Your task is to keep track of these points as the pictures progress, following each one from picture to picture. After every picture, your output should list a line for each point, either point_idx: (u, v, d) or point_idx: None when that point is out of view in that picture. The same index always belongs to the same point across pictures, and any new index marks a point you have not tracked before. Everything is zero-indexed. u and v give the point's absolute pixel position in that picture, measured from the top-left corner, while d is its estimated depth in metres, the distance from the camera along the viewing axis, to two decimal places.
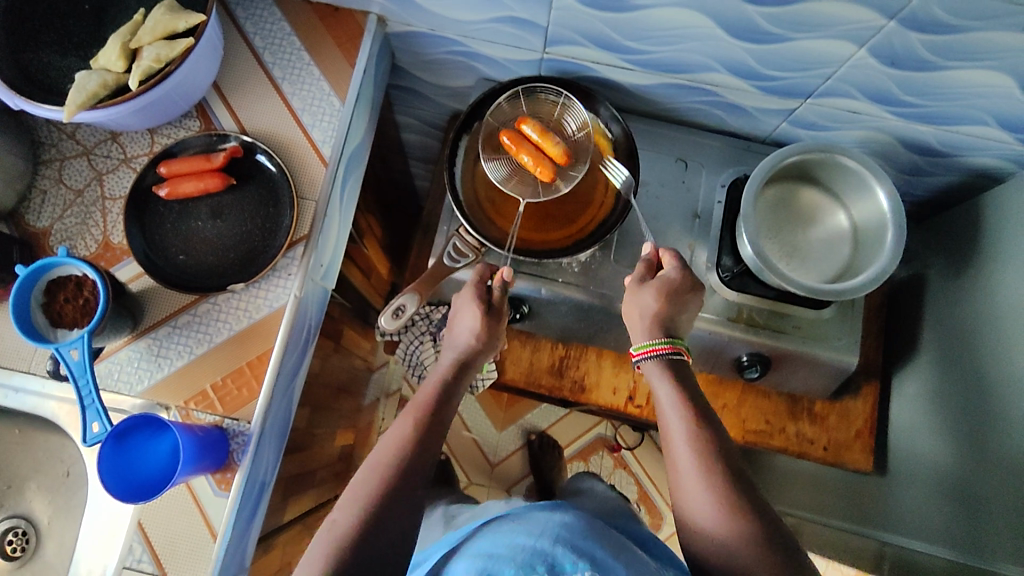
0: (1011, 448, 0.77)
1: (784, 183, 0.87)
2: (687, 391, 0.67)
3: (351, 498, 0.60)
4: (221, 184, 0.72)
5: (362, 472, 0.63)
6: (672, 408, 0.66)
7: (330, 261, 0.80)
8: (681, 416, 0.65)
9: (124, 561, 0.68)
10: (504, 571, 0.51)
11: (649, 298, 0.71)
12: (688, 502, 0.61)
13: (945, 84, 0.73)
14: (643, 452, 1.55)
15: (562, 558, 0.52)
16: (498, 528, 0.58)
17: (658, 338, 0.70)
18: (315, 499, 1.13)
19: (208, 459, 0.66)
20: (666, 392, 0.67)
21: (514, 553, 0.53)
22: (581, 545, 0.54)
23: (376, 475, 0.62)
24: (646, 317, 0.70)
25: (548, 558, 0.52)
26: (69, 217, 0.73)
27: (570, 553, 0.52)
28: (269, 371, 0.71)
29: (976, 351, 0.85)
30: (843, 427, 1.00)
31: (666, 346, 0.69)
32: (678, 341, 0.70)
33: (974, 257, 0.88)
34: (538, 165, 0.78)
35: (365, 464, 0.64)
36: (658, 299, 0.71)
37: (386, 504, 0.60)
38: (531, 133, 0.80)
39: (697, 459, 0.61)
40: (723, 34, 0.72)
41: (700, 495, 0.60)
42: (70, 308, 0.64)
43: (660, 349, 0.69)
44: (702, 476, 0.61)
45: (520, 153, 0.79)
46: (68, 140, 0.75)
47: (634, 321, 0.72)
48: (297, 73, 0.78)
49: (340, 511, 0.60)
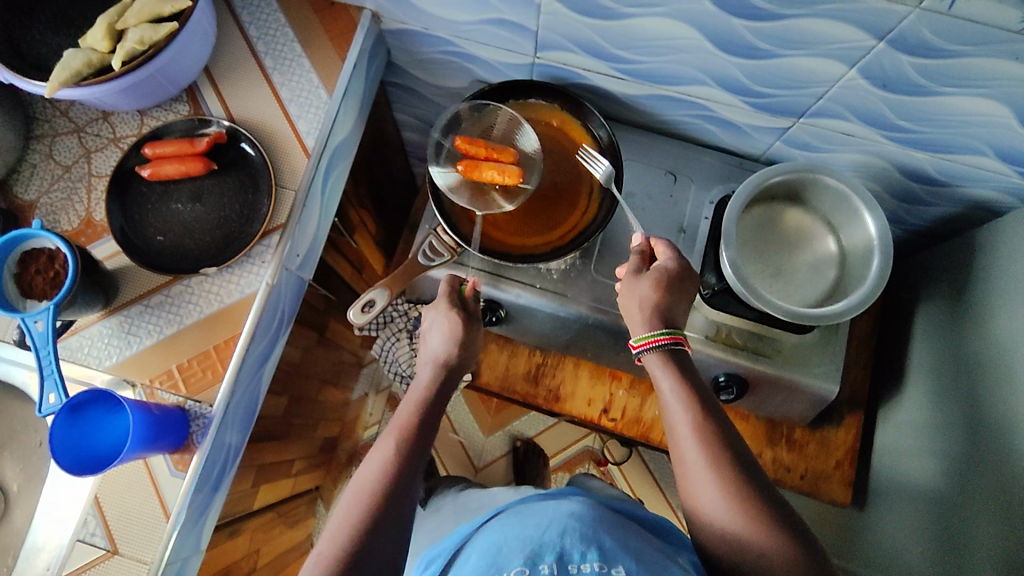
0: (991, 492, 0.74)
1: (771, 203, 0.85)
2: (687, 381, 0.64)
3: (337, 527, 0.56)
4: (202, 168, 0.73)
5: (346, 501, 0.59)
6: (676, 400, 0.63)
7: (308, 252, 0.80)
8: (687, 409, 0.62)
9: (78, 534, 0.69)
10: (511, 563, 0.52)
11: (646, 288, 0.69)
12: (697, 495, 0.59)
13: (940, 110, 0.71)
14: (631, 468, 1.52)
15: (570, 548, 0.52)
16: (507, 519, 0.58)
17: (658, 329, 0.67)
18: (292, 489, 1.13)
19: (167, 438, 0.67)
20: (668, 384, 0.65)
21: (523, 543, 0.53)
22: (590, 533, 0.53)
23: (360, 500, 0.58)
24: (645, 308, 0.68)
25: (557, 547, 0.52)
26: (55, 191, 0.75)
27: (579, 542, 0.52)
28: (235, 356, 0.71)
29: (964, 388, 0.82)
30: (822, 456, 1.00)
31: (666, 337, 0.66)
32: (678, 332, 0.67)
33: (968, 292, 0.85)
34: (505, 172, 0.79)
35: (348, 492, 0.60)
36: (656, 289, 0.69)
37: (374, 523, 0.56)
38: (478, 151, 0.81)
39: (704, 452, 0.60)
40: (712, 47, 0.71)
41: (710, 489, 0.58)
42: (40, 281, 0.65)
43: (659, 340, 0.66)
44: (711, 470, 0.59)
45: (484, 171, 0.79)
46: (62, 117, 0.78)
47: (633, 313, 0.69)
48: (288, 64, 0.80)
49: (324, 542, 0.56)
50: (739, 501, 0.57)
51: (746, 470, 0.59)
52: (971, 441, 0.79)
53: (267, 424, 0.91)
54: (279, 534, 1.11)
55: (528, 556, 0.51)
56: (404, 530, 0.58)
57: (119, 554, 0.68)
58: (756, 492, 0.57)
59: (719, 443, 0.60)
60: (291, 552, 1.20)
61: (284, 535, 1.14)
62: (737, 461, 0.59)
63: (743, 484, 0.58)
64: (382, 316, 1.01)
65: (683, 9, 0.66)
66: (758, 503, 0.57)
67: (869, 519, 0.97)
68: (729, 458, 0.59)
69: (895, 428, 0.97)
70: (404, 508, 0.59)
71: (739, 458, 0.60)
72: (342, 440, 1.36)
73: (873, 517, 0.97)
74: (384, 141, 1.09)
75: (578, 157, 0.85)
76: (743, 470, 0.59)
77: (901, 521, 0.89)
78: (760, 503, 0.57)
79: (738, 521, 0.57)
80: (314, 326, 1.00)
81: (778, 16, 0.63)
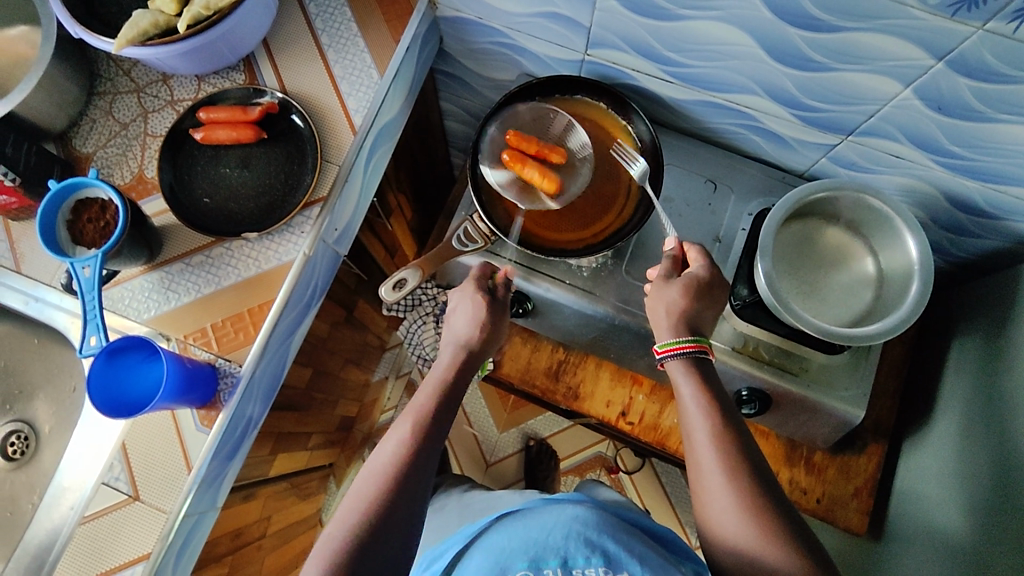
0: (1011, 534, 0.71)
1: (811, 218, 0.84)
2: (710, 390, 0.64)
3: (351, 506, 0.57)
4: (252, 136, 0.76)
5: (360, 482, 0.60)
6: (696, 409, 0.63)
7: (346, 227, 0.82)
8: (706, 419, 0.62)
9: (103, 477, 0.71)
10: (516, 565, 0.52)
11: (674, 294, 0.69)
12: (711, 508, 0.58)
13: (995, 137, 0.69)
14: (642, 480, 1.51)
15: (574, 552, 0.52)
16: (513, 519, 0.58)
17: (683, 336, 0.67)
18: (307, 461, 1.15)
19: (195, 393, 0.69)
20: (689, 393, 0.64)
21: (527, 546, 0.53)
22: (595, 536, 0.53)
23: (375, 481, 0.59)
24: (671, 313, 0.68)
25: (561, 551, 0.52)
26: (111, 146, 0.79)
27: (583, 546, 0.52)
28: (268, 321, 0.73)
29: (994, 425, 0.79)
30: (841, 482, 0.98)
31: (690, 345, 0.66)
32: (704, 340, 0.67)
33: (1008, 327, 0.83)
34: (546, 176, 0.80)
35: (364, 471, 0.61)
36: (684, 295, 0.68)
37: (388, 503, 0.57)
38: (524, 143, 0.82)
39: (721, 460, 0.59)
40: (765, 56, 0.71)
41: (722, 497, 0.58)
42: (91, 229, 0.68)
43: (684, 347, 0.66)
44: (727, 478, 0.58)
45: (527, 168, 0.80)
46: (124, 76, 0.81)
47: (659, 317, 0.69)
48: (343, 42, 0.81)
49: (338, 522, 0.57)
50: (750, 515, 0.56)
51: (758, 486, 0.58)
52: (994, 480, 0.76)
53: (291, 394, 0.92)
54: (292, 504, 1.13)
55: (532, 559, 0.52)
56: (413, 508, 0.58)
57: (139, 500, 0.70)
58: (767, 508, 0.56)
59: (737, 455, 0.59)
60: (300, 524, 1.21)
61: (296, 506, 1.16)
62: (751, 476, 0.58)
63: (753, 500, 0.57)
64: (410, 298, 1.03)
65: (738, 13, 0.66)
66: (769, 518, 0.56)
67: (887, 553, 0.94)
68: (744, 472, 0.58)
69: (921, 463, 0.94)
70: (418, 490, 0.59)
71: (752, 474, 0.59)
72: (358, 421, 1.38)
73: (890, 551, 0.94)
74: (428, 129, 1.11)
75: (611, 153, 0.85)
76: (754, 485, 0.58)
77: (916, 557, 0.87)
78: (772, 518, 0.56)
79: (745, 537, 0.56)
80: (345, 304, 1.02)
81: (835, 28, 0.63)
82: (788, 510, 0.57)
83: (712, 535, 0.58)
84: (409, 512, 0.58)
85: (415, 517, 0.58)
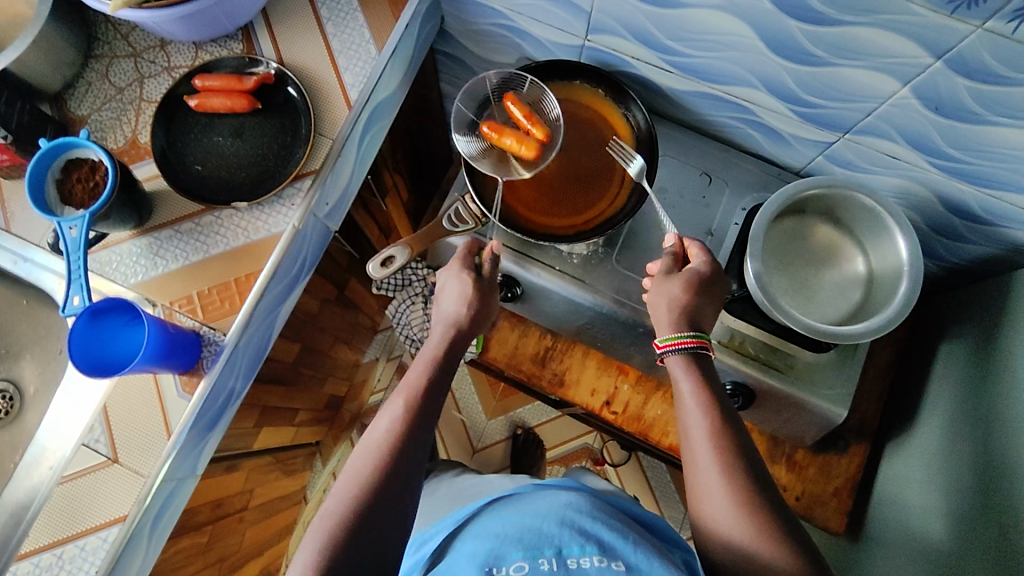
0: (991, 537, 0.71)
1: (804, 216, 0.84)
2: (707, 387, 0.64)
3: (344, 485, 0.57)
4: (246, 106, 0.76)
5: (353, 460, 0.60)
6: (694, 404, 0.63)
7: (337, 202, 0.82)
8: (704, 414, 0.62)
9: (83, 438, 0.71)
10: (512, 554, 0.51)
11: (676, 289, 0.69)
12: (704, 500, 0.58)
13: (990, 141, 0.69)
14: (628, 472, 1.51)
15: (569, 542, 0.52)
16: (507, 507, 0.59)
17: (683, 331, 0.67)
18: (293, 437, 1.15)
19: (178, 357, 0.69)
20: (687, 387, 0.64)
21: (522, 534, 0.53)
22: (590, 526, 0.53)
23: (370, 459, 0.59)
24: (672, 309, 0.68)
25: (555, 541, 0.52)
26: (106, 110, 0.79)
27: (577, 536, 0.52)
28: (254, 290, 0.73)
29: (977, 430, 0.79)
30: (822, 482, 0.99)
31: (690, 341, 0.66)
32: (705, 337, 0.67)
33: (995, 334, 0.83)
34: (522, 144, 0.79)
35: (357, 449, 0.61)
36: (685, 291, 0.68)
37: (382, 480, 0.57)
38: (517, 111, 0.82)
39: (717, 454, 0.59)
40: (765, 48, 0.70)
41: (717, 493, 0.57)
42: (80, 189, 0.68)
43: (684, 343, 0.66)
44: (721, 473, 0.58)
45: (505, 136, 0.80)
46: (121, 41, 0.81)
47: (659, 313, 0.69)
48: (343, 16, 0.81)
49: (334, 498, 0.57)
50: (740, 508, 0.56)
51: (751, 481, 0.58)
52: (975, 486, 0.77)
53: (278, 367, 0.92)
54: (276, 479, 1.13)
55: (527, 549, 0.52)
56: (404, 486, 0.58)
57: (119, 463, 0.70)
58: (757, 504, 0.56)
59: (732, 450, 0.59)
60: (284, 499, 1.22)
61: (280, 481, 1.16)
62: (745, 471, 0.58)
63: (744, 495, 0.57)
64: (400, 278, 1.03)
65: (739, 4, 0.66)
66: (752, 509, 0.56)
67: (866, 552, 0.95)
68: (740, 467, 0.58)
69: (903, 466, 0.94)
70: (407, 468, 0.59)
71: (745, 468, 0.58)
72: (347, 401, 1.38)
73: (868, 552, 0.94)
74: (427, 109, 1.10)
75: (608, 149, 0.85)
76: (746, 480, 0.58)
77: (893, 559, 0.87)
78: (760, 514, 0.56)
79: (734, 529, 0.55)
80: (337, 281, 1.02)
81: (837, 22, 0.63)
82: (773, 502, 0.57)
83: (704, 527, 0.58)
84: (399, 488, 0.58)
85: (401, 495, 0.58)
